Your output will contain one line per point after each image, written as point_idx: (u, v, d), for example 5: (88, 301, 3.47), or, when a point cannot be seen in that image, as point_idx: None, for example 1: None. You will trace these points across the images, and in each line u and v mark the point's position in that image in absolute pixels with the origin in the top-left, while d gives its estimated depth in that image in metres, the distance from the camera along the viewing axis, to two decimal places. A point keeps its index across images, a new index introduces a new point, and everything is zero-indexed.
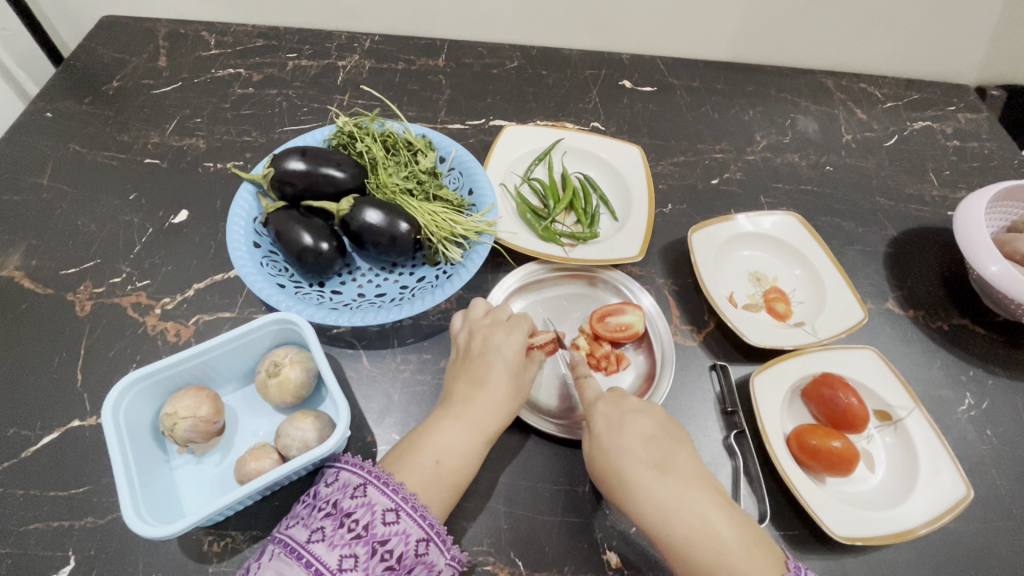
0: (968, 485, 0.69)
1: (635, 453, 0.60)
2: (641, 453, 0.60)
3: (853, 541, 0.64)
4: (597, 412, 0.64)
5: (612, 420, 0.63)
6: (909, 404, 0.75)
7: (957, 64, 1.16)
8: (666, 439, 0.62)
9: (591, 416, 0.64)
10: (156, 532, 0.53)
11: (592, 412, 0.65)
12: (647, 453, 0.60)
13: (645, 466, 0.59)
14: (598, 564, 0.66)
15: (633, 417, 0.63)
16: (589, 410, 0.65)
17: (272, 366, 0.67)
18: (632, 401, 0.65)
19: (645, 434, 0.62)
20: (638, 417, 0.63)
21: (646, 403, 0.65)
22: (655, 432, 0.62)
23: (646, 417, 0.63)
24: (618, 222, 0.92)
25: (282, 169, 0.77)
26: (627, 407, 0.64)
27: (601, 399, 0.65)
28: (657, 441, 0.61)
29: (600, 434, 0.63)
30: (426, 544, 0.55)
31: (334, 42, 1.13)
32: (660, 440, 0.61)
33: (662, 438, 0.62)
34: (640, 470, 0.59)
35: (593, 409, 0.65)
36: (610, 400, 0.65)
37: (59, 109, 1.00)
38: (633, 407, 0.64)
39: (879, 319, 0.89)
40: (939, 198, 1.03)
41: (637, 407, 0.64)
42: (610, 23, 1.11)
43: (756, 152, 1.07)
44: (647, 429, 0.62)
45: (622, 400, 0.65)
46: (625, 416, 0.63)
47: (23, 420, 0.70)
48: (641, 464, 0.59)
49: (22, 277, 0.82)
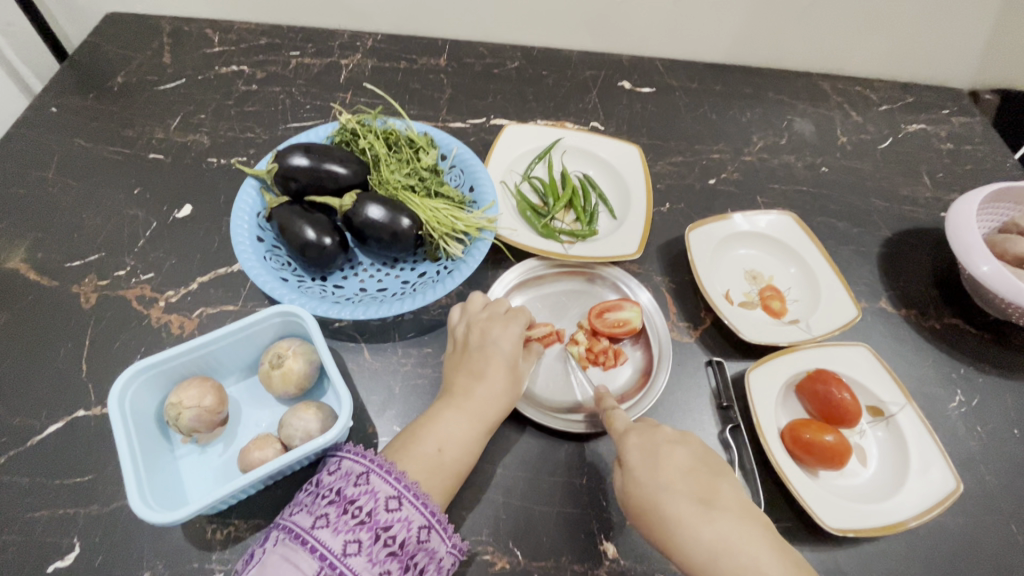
0: (958, 479, 0.70)
1: (677, 489, 0.60)
2: (682, 488, 0.60)
3: (845, 533, 0.66)
4: (631, 444, 0.64)
5: (648, 453, 0.63)
6: (900, 400, 0.76)
7: (951, 69, 1.18)
8: (705, 472, 0.62)
9: (625, 450, 0.65)
10: (161, 519, 0.54)
11: (626, 445, 0.65)
12: (688, 487, 0.60)
13: (688, 501, 0.59)
14: (595, 554, 0.67)
15: (668, 450, 0.63)
16: (621, 443, 0.66)
17: (276, 358, 0.68)
18: (666, 433, 0.66)
19: (683, 468, 0.62)
20: (673, 449, 0.64)
21: (681, 435, 0.66)
22: (692, 465, 0.62)
23: (682, 449, 0.64)
24: (617, 220, 0.93)
25: (286, 164, 0.78)
26: (661, 440, 0.65)
27: (634, 431, 0.66)
28: (696, 475, 0.61)
29: (637, 468, 0.63)
30: (427, 531, 0.57)
31: (337, 41, 1.15)
32: (700, 473, 0.62)
33: (701, 470, 0.62)
34: (684, 505, 0.59)
35: (626, 441, 0.65)
36: (643, 432, 0.66)
37: (64, 104, 1.01)
38: (667, 438, 0.65)
39: (872, 317, 0.90)
40: (932, 199, 1.05)
41: (671, 439, 0.65)
42: (610, 25, 1.13)
43: (753, 153, 1.09)
44: (685, 462, 0.63)
45: (655, 431, 0.66)
46: (660, 449, 0.63)
47: (29, 409, 0.71)
48: (684, 499, 0.59)
49: (27, 269, 0.82)
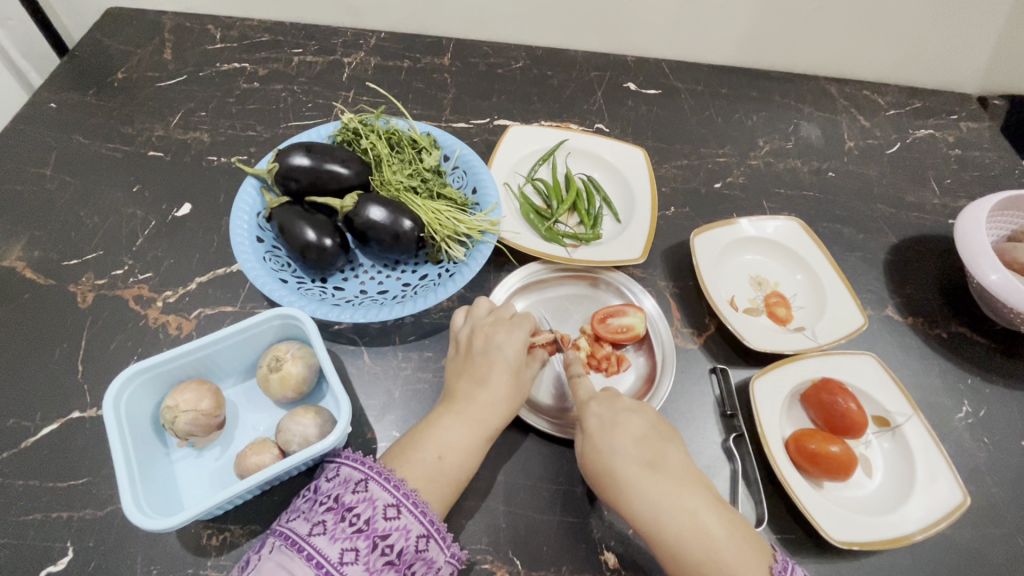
0: (965, 492, 0.69)
1: (627, 452, 0.60)
2: (633, 452, 0.60)
3: (850, 546, 0.65)
4: (591, 412, 0.64)
5: (605, 419, 0.63)
6: (907, 411, 0.75)
7: (960, 74, 1.16)
8: (657, 439, 0.62)
9: (584, 416, 0.65)
10: (156, 525, 0.53)
11: (586, 412, 0.65)
12: (639, 451, 0.60)
13: (637, 465, 0.59)
14: (595, 564, 0.66)
15: (625, 417, 0.63)
16: (582, 411, 0.65)
17: (274, 361, 0.67)
18: (623, 400, 0.65)
19: (637, 433, 0.62)
20: (630, 416, 0.63)
21: (638, 403, 0.66)
22: (646, 432, 0.62)
23: (638, 416, 0.63)
24: (621, 224, 0.92)
25: (287, 164, 0.77)
26: (620, 407, 0.64)
27: (594, 400, 0.65)
28: (648, 441, 0.61)
29: (593, 433, 0.63)
30: (426, 541, 0.56)
31: (341, 39, 1.14)
32: (651, 440, 0.62)
33: (654, 437, 0.62)
34: (633, 469, 0.59)
35: (586, 409, 0.65)
36: (603, 400, 0.65)
37: (64, 100, 1.00)
38: (626, 406, 0.65)
39: (878, 325, 0.89)
40: (940, 206, 1.03)
41: (630, 407, 0.65)
42: (616, 26, 1.12)
43: (759, 157, 1.07)
44: (638, 428, 0.62)
45: (613, 398, 0.66)
46: (618, 416, 0.63)
47: (23, 410, 0.70)
48: (633, 463, 0.59)
49: (24, 268, 0.82)
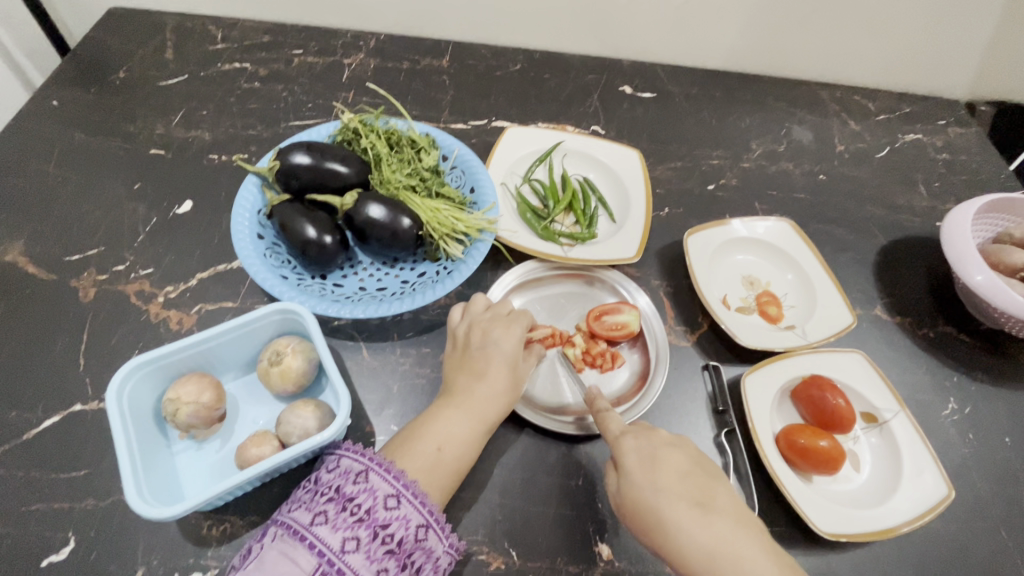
0: (949, 486, 0.71)
1: (673, 491, 0.60)
2: (680, 490, 0.60)
3: (837, 537, 0.66)
4: (629, 447, 0.64)
5: (646, 456, 0.63)
6: (894, 407, 0.77)
7: (948, 80, 1.19)
8: (701, 476, 0.63)
9: (623, 452, 0.64)
10: (158, 514, 0.54)
11: (624, 447, 0.65)
12: (685, 489, 0.61)
13: (685, 504, 0.59)
14: (589, 557, 0.67)
15: (665, 453, 0.64)
16: (618, 446, 0.65)
17: (274, 355, 0.68)
18: (661, 436, 0.66)
19: (680, 470, 0.63)
20: (671, 453, 0.64)
21: (675, 439, 0.67)
22: (688, 468, 0.63)
23: (678, 453, 0.64)
24: (616, 224, 0.94)
25: (288, 163, 0.78)
26: (658, 442, 0.65)
27: (631, 434, 0.66)
28: (692, 478, 0.62)
29: (634, 471, 0.63)
30: (425, 530, 0.57)
31: (341, 40, 1.15)
32: (695, 477, 0.62)
33: (696, 474, 0.63)
34: (682, 508, 0.59)
35: (622, 444, 0.65)
36: (639, 435, 0.66)
37: (66, 98, 1.01)
38: (662, 441, 0.66)
39: (867, 324, 0.91)
40: (928, 209, 1.06)
41: (667, 442, 0.66)
42: (612, 31, 1.14)
43: (752, 159, 1.09)
44: (681, 466, 0.63)
45: (651, 434, 0.66)
46: (659, 452, 0.64)
47: (25, 403, 0.71)
48: (681, 501, 0.60)
49: (26, 262, 0.82)
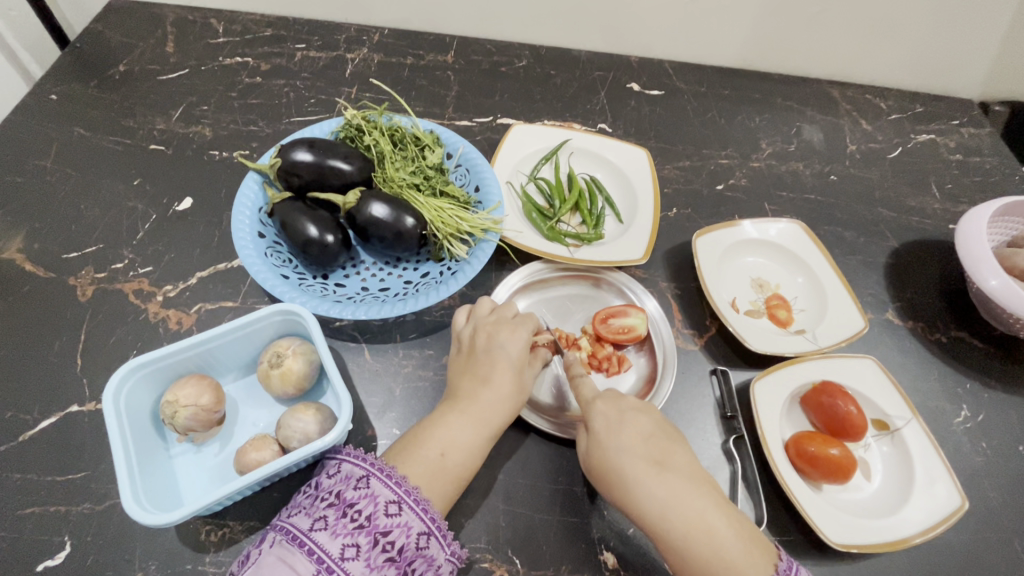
0: (963, 496, 0.69)
1: (635, 451, 0.60)
2: (641, 451, 0.60)
3: (849, 548, 0.65)
4: (597, 411, 0.64)
5: (612, 418, 0.63)
6: (906, 414, 0.75)
7: (961, 80, 1.17)
8: (663, 439, 0.62)
9: (590, 414, 0.64)
10: (155, 520, 0.53)
11: (591, 411, 0.64)
12: (647, 450, 0.60)
13: (645, 464, 0.59)
14: (595, 564, 0.66)
15: (633, 417, 0.63)
16: (588, 409, 0.65)
17: (274, 357, 0.67)
18: (630, 400, 0.65)
19: (644, 432, 0.62)
20: (637, 415, 0.63)
21: (644, 403, 0.66)
22: (653, 431, 0.63)
23: (644, 415, 0.64)
24: (623, 224, 0.92)
25: (290, 160, 0.77)
26: (627, 406, 0.64)
27: (600, 399, 0.65)
28: (655, 439, 0.62)
29: (600, 433, 0.62)
30: (426, 538, 0.55)
31: (344, 35, 1.13)
32: (658, 439, 0.62)
33: (660, 435, 0.62)
34: (642, 468, 0.59)
35: (592, 408, 0.65)
36: (608, 399, 0.65)
37: (65, 92, 0.99)
38: (631, 405, 0.65)
39: (878, 329, 0.89)
40: (940, 211, 1.04)
41: (635, 406, 0.65)
42: (620, 27, 1.12)
43: (761, 159, 1.08)
44: (645, 428, 0.62)
45: (620, 398, 0.65)
46: (626, 415, 0.63)
47: (22, 404, 0.70)
48: (642, 462, 0.59)
49: (23, 260, 0.81)
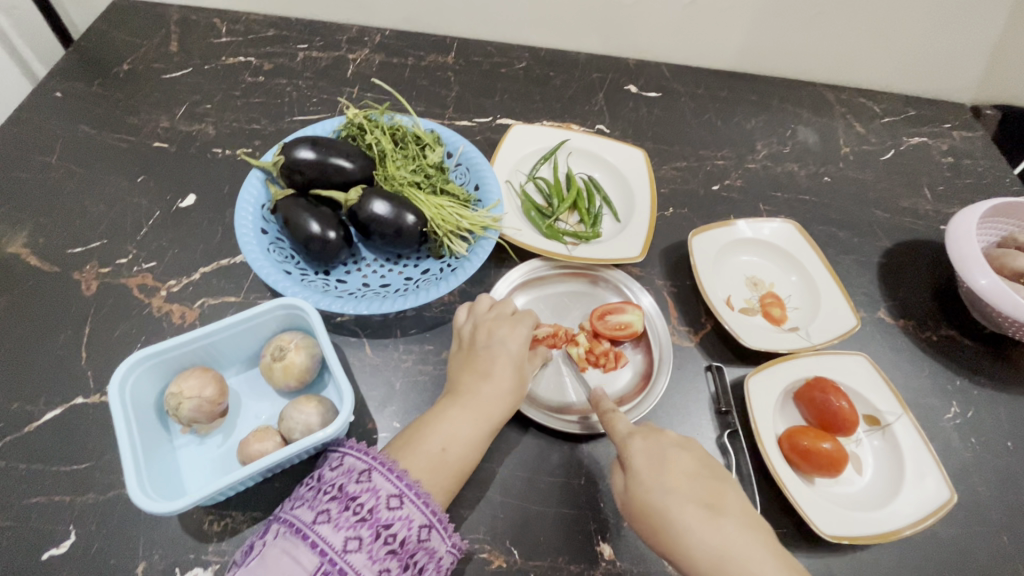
0: (952, 489, 0.71)
1: (681, 492, 0.60)
2: (687, 491, 0.60)
3: (840, 540, 0.66)
4: (636, 448, 0.64)
5: (654, 458, 0.63)
6: (897, 410, 0.77)
7: (954, 84, 1.19)
8: (710, 479, 0.62)
9: (630, 453, 0.64)
10: (160, 508, 0.54)
11: (631, 448, 0.64)
12: (694, 491, 0.60)
13: (693, 505, 0.59)
14: (591, 555, 0.67)
15: (675, 455, 0.63)
16: (626, 447, 0.65)
17: (278, 351, 0.68)
18: (669, 437, 0.66)
19: (689, 472, 0.62)
20: (680, 455, 0.64)
21: (684, 441, 0.66)
22: (697, 471, 0.62)
23: (687, 455, 0.64)
24: (620, 223, 0.94)
25: (292, 157, 0.78)
26: (667, 444, 0.65)
27: (639, 435, 0.65)
28: (701, 480, 0.61)
29: (641, 472, 0.62)
30: (428, 531, 0.57)
31: (346, 35, 1.14)
32: (704, 480, 0.62)
33: (706, 476, 0.62)
34: (690, 509, 0.58)
35: (631, 445, 0.65)
36: (647, 436, 0.65)
37: (69, 90, 1.00)
38: (672, 443, 0.65)
39: (871, 327, 0.91)
40: (932, 212, 1.05)
41: (675, 444, 0.65)
42: (619, 29, 1.13)
43: (757, 160, 1.09)
44: (689, 468, 0.62)
45: (659, 435, 0.66)
46: (667, 454, 0.63)
47: (27, 395, 0.71)
48: (689, 503, 0.59)
49: (28, 254, 0.82)
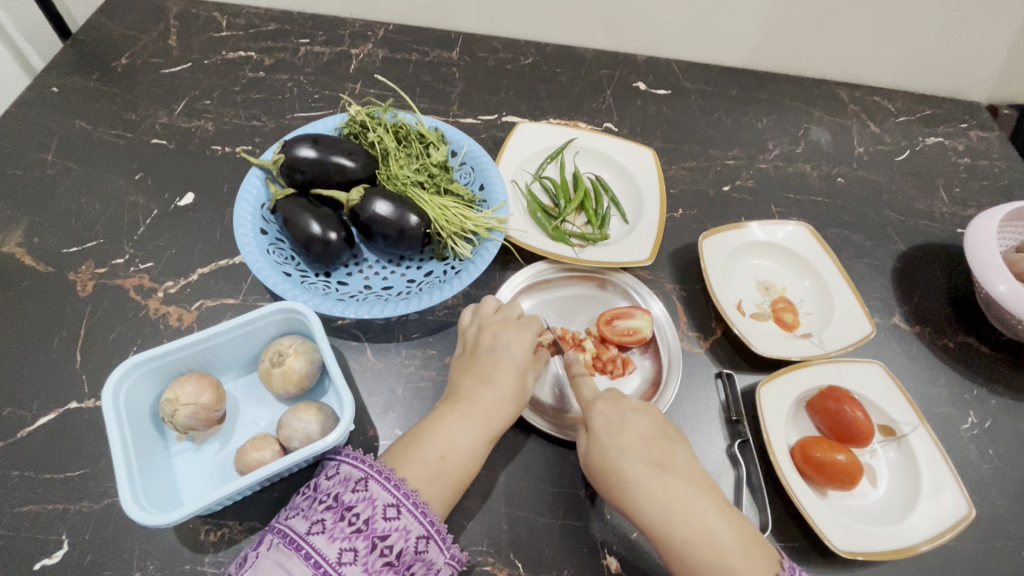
0: (970, 504, 0.69)
1: (635, 453, 0.60)
2: (641, 452, 0.60)
3: (855, 555, 0.64)
4: (597, 411, 0.63)
5: (613, 420, 0.62)
6: (913, 420, 0.74)
7: (971, 83, 1.15)
8: (664, 439, 0.61)
9: (590, 415, 0.64)
10: (155, 520, 0.52)
11: (592, 410, 0.64)
12: (647, 452, 0.60)
13: (645, 465, 0.59)
14: (597, 569, 0.66)
15: (634, 417, 0.62)
16: (588, 410, 0.64)
17: (276, 356, 0.66)
18: (630, 400, 0.65)
19: (644, 433, 0.61)
20: (637, 416, 0.63)
21: (644, 403, 0.65)
22: (653, 432, 0.62)
23: (645, 416, 0.63)
24: (628, 224, 0.92)
25: (292, 156, 0.76)
26: (627, 407, 0.64)
27: (601, 398, 0.64)
28: (656, 441, 0.61)
29: (599, 433, 0.62)
30: (425, 542, 0.55)
31: (348, 30, 1.12)
32: (659, 440, 0.61)
33: (661, 437, 0.62)
34: (641, 468, 0.58)
35: (592, 408, 0.64)
36: (609, 399, 0.64)
37: (66, 85, 0.98)
38: (632, 406, 0.64)
39: (885, 333, 0.89)
40: (948, 215, 1.03)
41: (635, 407, 0.64)
42: (628, 25, 1.11)
43: (768, 160, 1.07)
44: (646, 429, 0.62)
45: (621, 398, 0.65)
46: (626, 416, 0.62)
47: (20, 400, 0.69)
48: (642, 463, 0.59)
49: (23, 254, 0.80)
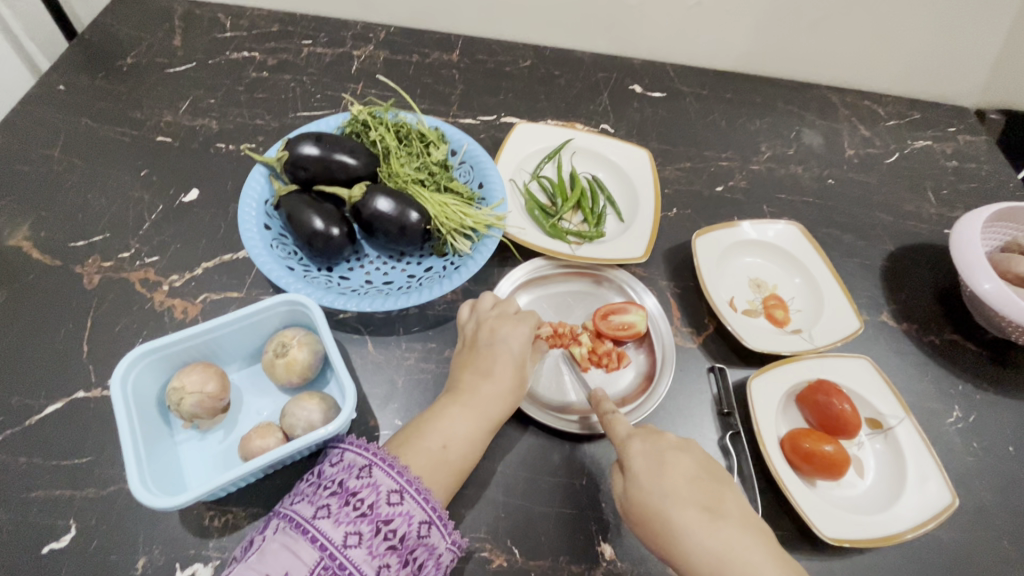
0: (954, 494, 0.70)
1: (681, 495, 0.59)
2: (688, 495, 0.59)
3: (841, 542, 0.66)
4: (635, 450, 0.62)
5: (654, 460, 0.61)
6: (900, 413, 0.77)
7: (959, 88, 1.18)
8: (709, 481, 0.61)
9: (629, 455, 0.63)
10: (162, 503, 0.54)
11: (629, 450, 0.63)
12: (694, 494, 0.59)
13: (694, 509, 0.58)
14: (592, 556, 0.67)
15: (675, 457, 0.62)
16: (625, 449, 0.63)
17: (280, 347, 0.68)
18: (669, 438, 0.64)
19: (688, 474, 0.61)
20: (679, 456, 0.62)
21: (683, 441, 0.65)
22: (696, 473, 0.61)
23: (687, 456, 0.62)
24: (624, 223, 0.94)
25: (296, 153, 0.78)
26: (667, 446, 0.63)
27: (638, 437, 0.64)
28: (701, 483, 0.60)
29: (640, 474, 0.61)
30: (428, 527, 0.56)
31: (350, 32, 1.14)
32: (704, 482, 0.60)
33: (706, 479, 0.61)
34: (689, 512, 0.57)
35: (629, 446, 0.63)
36: (647, 438, 0.64)
37: (72, 83, 1.00)
38: (672, 445, 0.64)
39: (873, 330, 0.91)
40: (936, 216, 1.05)
41: (675, 446, 0.63)
42: (624, 30, 1.13)
43: (761, 162, 1.09)
44: (689, 470, 0.61)
45: (658, 436, 0.64)
46: (666, 456, 0.62)
47: (28, 389, 0.70)
48: (689, 506, 0.58)
49: (29, 247, 0.82)
